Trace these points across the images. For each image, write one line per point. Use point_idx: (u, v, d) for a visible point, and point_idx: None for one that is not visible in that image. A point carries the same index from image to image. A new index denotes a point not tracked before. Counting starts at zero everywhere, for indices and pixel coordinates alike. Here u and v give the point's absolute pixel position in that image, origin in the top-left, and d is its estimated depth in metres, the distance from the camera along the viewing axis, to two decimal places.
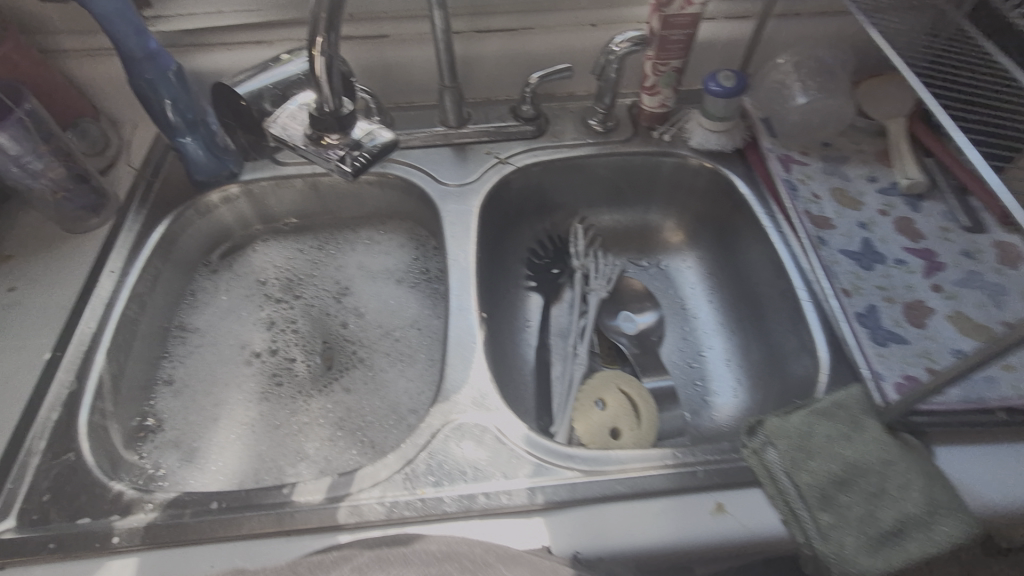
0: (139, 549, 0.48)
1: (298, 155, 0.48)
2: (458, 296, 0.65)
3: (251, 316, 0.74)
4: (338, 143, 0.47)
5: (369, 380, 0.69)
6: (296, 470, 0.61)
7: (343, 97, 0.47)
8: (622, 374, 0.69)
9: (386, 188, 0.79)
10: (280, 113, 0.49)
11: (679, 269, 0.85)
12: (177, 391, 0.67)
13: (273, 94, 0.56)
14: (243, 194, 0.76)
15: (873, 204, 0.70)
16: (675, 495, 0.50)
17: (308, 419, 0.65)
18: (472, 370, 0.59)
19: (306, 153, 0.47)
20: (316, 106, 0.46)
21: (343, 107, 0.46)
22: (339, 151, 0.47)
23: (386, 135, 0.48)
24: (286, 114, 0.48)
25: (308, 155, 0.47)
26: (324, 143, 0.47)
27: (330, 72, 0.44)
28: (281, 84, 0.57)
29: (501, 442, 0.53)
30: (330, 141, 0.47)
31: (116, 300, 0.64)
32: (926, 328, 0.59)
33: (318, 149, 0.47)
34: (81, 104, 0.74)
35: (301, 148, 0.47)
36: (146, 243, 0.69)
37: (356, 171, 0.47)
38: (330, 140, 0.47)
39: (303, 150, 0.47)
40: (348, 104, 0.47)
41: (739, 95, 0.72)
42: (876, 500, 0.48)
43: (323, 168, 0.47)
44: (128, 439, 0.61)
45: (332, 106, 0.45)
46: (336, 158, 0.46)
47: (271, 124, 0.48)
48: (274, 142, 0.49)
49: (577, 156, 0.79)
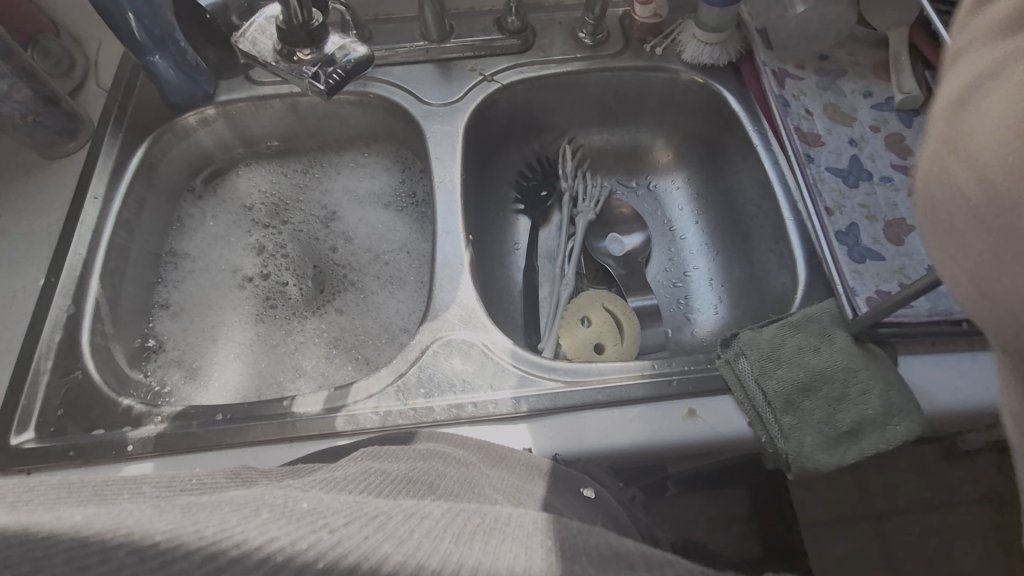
0: (153, 455, 0.51)
1: (270, 72, 0.47)
2: (445, 218, 0.66)
3: (241, 241, 0.74)
4: (311, 59, 0.45)
5: (361, 301, 0.70)
6: (296, 386, 0.64)
7: (312, 8, 0.45)
8: (607, 293, 0.71)
9: (368, 108, 0.77)
10: (249, 26, 0.47)
11: (667, 190, 0.84)
12: (174, 313, 0.68)
13: None
14: (220, 116, 0.74)
15: (865, 120, 0.69)
16: (651, 402, 0.53)
17: (304, 339, 0.67)
18: (459, 290, 0.61)
19: (279, 70, 0.46)
20: (284, 18, 0.44)
21: (313, 19, 0.44)
22: (312, 68, 0.45)
23: (360, 50, 0.46)
24: (255, 29, 0.47)
25: (281, 72, 0.46)
26: (296, 58, 0.45)
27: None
28: None
29: (488, 356, 0.56)
30: (302, 56, 0.45)
31: (103, 225, 0.65)
32: (903, 244, 0.60)
33: (291, 66, 0.45)
34: (40, 20, 0.70)
35: (274, 65, 0.46)
36: (127, 168, 0.68)
37: (331, 89, 0.46)
38: (301, 55, 0.45)
39: (275, 67, 0.46)
40: (318, 15, 0.44)
41: (734, 3, 0.69)
42: (837, 405, 0.51)
43: (298, 85, 0.46)
44: (133, 359, 0.63)
45: (300, 18, 0.43)
46: (308, 75, 0.45)
47: (240, 39, 0.47)
48: (244, 58, 0.48)
49: (565, 71, 0.76)
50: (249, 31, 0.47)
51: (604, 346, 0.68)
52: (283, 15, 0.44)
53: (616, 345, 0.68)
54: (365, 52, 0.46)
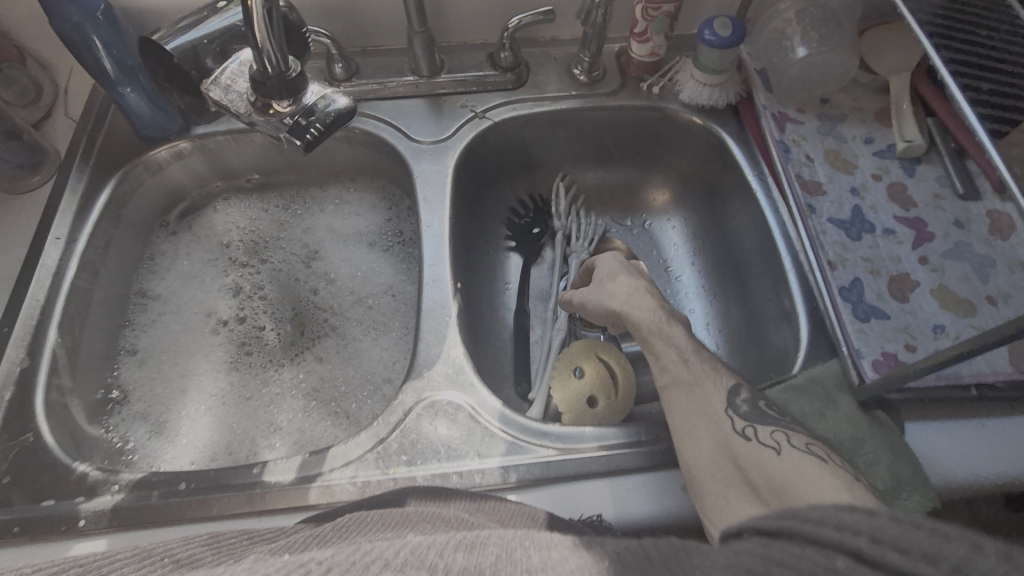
0: (107, 531, 0.47)
1: (243, 122, 0.44)
2: (432, 264, 0.62)
3: (215, 281, 0.70)
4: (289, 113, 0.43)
5: (342, 349, 0.67)
6: (269, 443, 0.60)
7: (290, 57, 0.42)
8: (599, 341, 0.67)
9: (353, 144, 0.73)
10: (222, 73, 0.44)
11: (663, 229, 0.81)
12: (141, 361, 0.64)
13: (210, 49, 0.50)
14: (196, 149, 0.71)
15: (867, 167, 0.67)
16: (648, 472, 0.50)
17: (279, 391, 0.64)
18: (445, 344, 0.57)
19: (252, 120, 0.43)
20: (259, 68, 0.41)
21: (290, 70, 0.41)
22: (288, 122, 0.42)
23: (343, 102, 0.44)
24: (228, 75, 0.44)
25: (254, 123, 0.43)
26: (272, 110, 0.43)
27: (273, 30, 0.39)
28: (218, 38, 0.50)
29: (475, 420, 0.53)
30: (279, 107, 0.42)
31: (65, 268, 0.61)
32: (908, 302, 0.57)
33: (266, 118, 0.42)
34: (4, 47, 0.66)
35: (247, 116, 0.43)
36: (94, 206, 0.64)
37: (308, 145, 0.43)
38: (278, 107, 0.42)
39: (248, 117, 0.43)
40: (297, 66, 0.42)
41: (735, 46, 0.67)
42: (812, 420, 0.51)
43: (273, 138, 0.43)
44: (93, 413, 0.59)
45: (277, 69, 0.41)
46: (285, 128, 0.42)
47: (212, 86, 0.44)
48: (215, 105, 0.45)
49: (560, 109, 0.74)
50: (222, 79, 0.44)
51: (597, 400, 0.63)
52: (259, 65, 0.41)
53: (609, 399, 0.63)
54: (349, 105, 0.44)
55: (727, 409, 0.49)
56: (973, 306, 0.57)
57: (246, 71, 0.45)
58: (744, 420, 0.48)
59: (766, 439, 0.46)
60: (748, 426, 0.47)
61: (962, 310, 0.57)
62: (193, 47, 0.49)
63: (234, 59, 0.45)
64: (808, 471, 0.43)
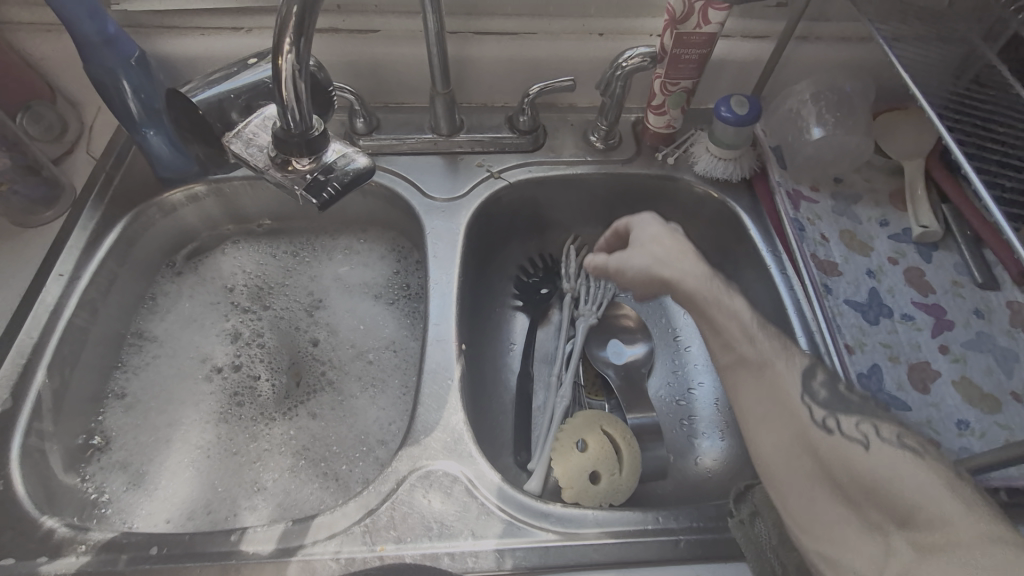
0: None
1: (260, 177, 0.43)
2: (437, 323, 0.61)
3: (215, 326, 0.69)
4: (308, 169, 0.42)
5: (337, 405, 0.64)
6: (252, 503, 0.57)
7: (314, 116, 0.42)
8: (605, 414, 0.64)
9: (368, 196, 0.74)
10: (245, 127, 0.44)
11: (673, 297, 0.80)
12: (128, 406, 0.62)
13: (235, 104, 0.51)
14: (211, 193, 0.71)
15: (882, 250, 0.66)
16: (653, 567, 0.47)
17: (268, 447, 0.61)
18: (445, 409, 0.55)
19: (270, 175, 0.43)
20: (282, 125, 0.41)
21: (313, 129, 0.41)
22: (306, 178, 0.42)
23: (363, 163, 0.44)
24: (251, 129, 0.44)
25: (271, 179, 0.42)
26: (291, 166, 0.42)
27: (301, 91, 0.39)
28: (243, 93, 0.51)
29: (471, 495, 0.50)
30: (299, 164, 0.42)
31: (63, 306, 0.59)
32: (929, 394, 0.55)
33: (284, 174, 0.42)
34: (35, 84, 0.68)
35: (265, 170, 0.42)
36: (102, 244, 0.64)
37: (323, 203, 0.42)
38: (298, 163, 0.42)
39: (266, 173, 0.43)
40: (320, 125, 0.42)
41: (751, 124, 0.68)
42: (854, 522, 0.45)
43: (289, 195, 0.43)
44: (71, 460, 0.57)
45: (299, 127, 0.41)
46: (302, 185, 0.42)
47: (233, 140, 0.44)
48: (235, 158, 0.45)
49: (574, 173, 0.74)
50: (245, 132, 0.44)
51: (599, 476, 0.60)
52: (283, 122, 0.41)
53: (613, 476, 0.60)
54: (367, 165, 0.44)
55: (805, 396, 0.45)
56: (998, 402, 0.55)
57: (269, 126, 0.45)
58: (825, 409, 0.44)
59: (851, 431, 0.42)
60: (829, 417, 0.44)
61: (986, 405, 0.55)
62: (220, 101, 0.50)
63: (259, 115, 0.45)
64: (923, 488, 0.37)
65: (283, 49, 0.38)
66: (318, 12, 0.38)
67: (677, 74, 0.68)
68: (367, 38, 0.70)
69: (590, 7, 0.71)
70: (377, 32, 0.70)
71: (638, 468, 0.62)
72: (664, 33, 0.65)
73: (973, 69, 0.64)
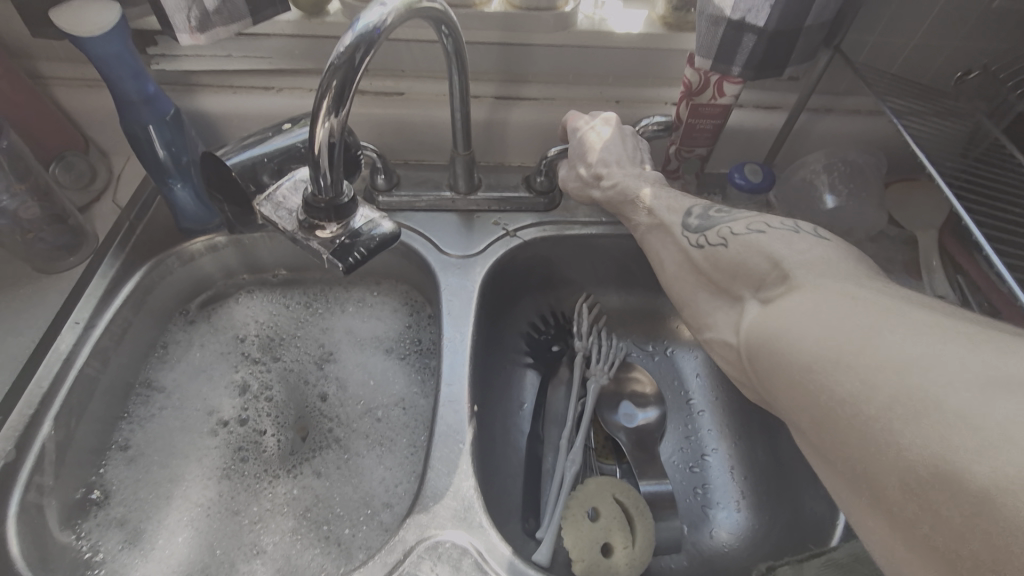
0: None
1: (287, 238, 0.44)
2: (450, 382, 0.60)
3: (224, 377, 0.68)
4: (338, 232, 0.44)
5: (343, 464, 0.63)
6: (249, 568, 0.55)
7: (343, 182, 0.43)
8: (619, 482, 0.62)
9: (384, 251, 0.74)
10: (276, 190, 0.45)
11: (685, 359, 0.80)
12: (131, 459, 0.60)
13: (269, 166, 0.52)
14: (230, 244, 0.72)
15: None
16: None
17: (270, 507, 0.59)
18: (456, 475, 0.53)
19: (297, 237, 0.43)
20: (312, 191, 0.42)
21: (342, 195, 0.42)
22: (332, 243, 0.42)
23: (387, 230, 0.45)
24: (282, 192, 0.45)
25: (298, 242, 0.43)
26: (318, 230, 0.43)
27: (334, 158, 0.41)
28: (275, 156, 0.53)
29: (480, 570, 0.48)
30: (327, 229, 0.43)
31: (76, 355, 0.59)
32: None
33: (311, 239, 0.43)
34: (70, 135, 0.70)
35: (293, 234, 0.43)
36: (119, 293, 0.65)
37: (348, 267, 0.42)
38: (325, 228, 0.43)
39: (293, 236, 0.43)
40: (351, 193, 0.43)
41: (764, 192, 0.69)
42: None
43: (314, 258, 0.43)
44: (67, 516, 0.55)
45: (329, 194, 0.42)
46: (329, 249, 0.42)
47: (264, 202, 0.45)
48: (263, 219, 0.46)
49: (589, 234, 0.75)
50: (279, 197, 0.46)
51: (614, 547, 0.58)
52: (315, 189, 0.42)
53: (627, 549, 0.58)
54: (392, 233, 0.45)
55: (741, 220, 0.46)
56: None
57: (299, 190, 0.46)
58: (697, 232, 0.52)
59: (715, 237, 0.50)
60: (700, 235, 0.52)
61: None
62: (254, 163, 0.51)
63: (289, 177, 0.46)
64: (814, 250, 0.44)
65: (320, 121, 0.39)
66: (355, 87, 0.39)
67: (691, 143, 0.70)
68: (393, 100, 0.73)
69: (608, 77, 0.74)
70: (402, 95, 0.73)
71: (653, 540, 0.60)
72: (680, 103, 0.67)
73: (982, 145, 0.65)
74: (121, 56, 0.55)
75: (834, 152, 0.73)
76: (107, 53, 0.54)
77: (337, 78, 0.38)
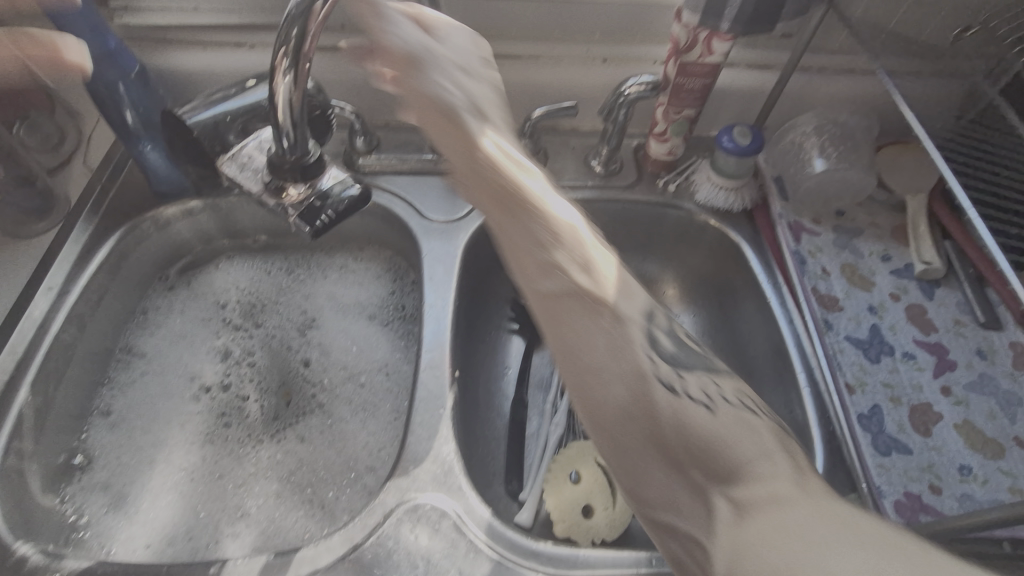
0: None
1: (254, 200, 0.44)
2: (431, 348, 0.60)
3: (205, 343, 0.68)
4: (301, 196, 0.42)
5: (326, 429, 0.63)
6: (234, 530, 0.56)
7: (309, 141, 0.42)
8: (600, 445, 0.63)
9: (365, 216, 0.73)
10: (240, 149, 0.44)
11: None
12: (113, 424, 0.60)
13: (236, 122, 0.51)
14: (206, 209, 0.70)
15: (885, 285, 0.65)
16: None
17: (254, 471, 0.60)
18: (436, 439, 0.53)
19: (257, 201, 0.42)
20: (277, 150, 0.41)
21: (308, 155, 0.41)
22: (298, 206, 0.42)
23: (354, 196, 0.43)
24: (247, 151, 0.44)
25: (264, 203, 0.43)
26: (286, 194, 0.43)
27: (298, 119, 0.39)
28: (237, 114, 0.51)
29: (459, 532, 0.48)
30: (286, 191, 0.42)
31: (50, 322, 0.58)
32: (932, 437, 0.54)
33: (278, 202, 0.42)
34: (34, 94, 0.66)
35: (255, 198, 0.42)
36: (93, 258, 0.63)
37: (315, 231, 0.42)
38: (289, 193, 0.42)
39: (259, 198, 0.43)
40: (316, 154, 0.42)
41: (753, 155, 0.67)
42: None
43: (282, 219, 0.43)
44: (50, 480, 0.55)
45: (295, 154, 0.40)
46: (296, 211, 0.42)
47: (229, 161, 0.43)
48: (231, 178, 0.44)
49: (574, 198, 0.74)
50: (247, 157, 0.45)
51: (593, 508, 0.59)
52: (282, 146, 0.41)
53: (605, 508, 0.59)
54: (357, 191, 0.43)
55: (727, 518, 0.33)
56: (1002, 447, 0.54)
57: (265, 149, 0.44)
58: None
59: None
60: None
61: (989, 450, 0.53)
62: (216, 121, 0.50)
63: (255, 137, 0.45)
64: None
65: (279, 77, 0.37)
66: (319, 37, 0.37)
67: (680, 103, 0.67)
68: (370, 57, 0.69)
69: (595, 33, 0.71)
70: None
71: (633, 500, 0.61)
72: (668, 62, 0.65)
73: (979, 105, 0.65)
74: (76, 8, 0.53)
75: (826, 114, 0.71)
76: (60, 5, 0.52)
77: (297, 29, 0.36)
